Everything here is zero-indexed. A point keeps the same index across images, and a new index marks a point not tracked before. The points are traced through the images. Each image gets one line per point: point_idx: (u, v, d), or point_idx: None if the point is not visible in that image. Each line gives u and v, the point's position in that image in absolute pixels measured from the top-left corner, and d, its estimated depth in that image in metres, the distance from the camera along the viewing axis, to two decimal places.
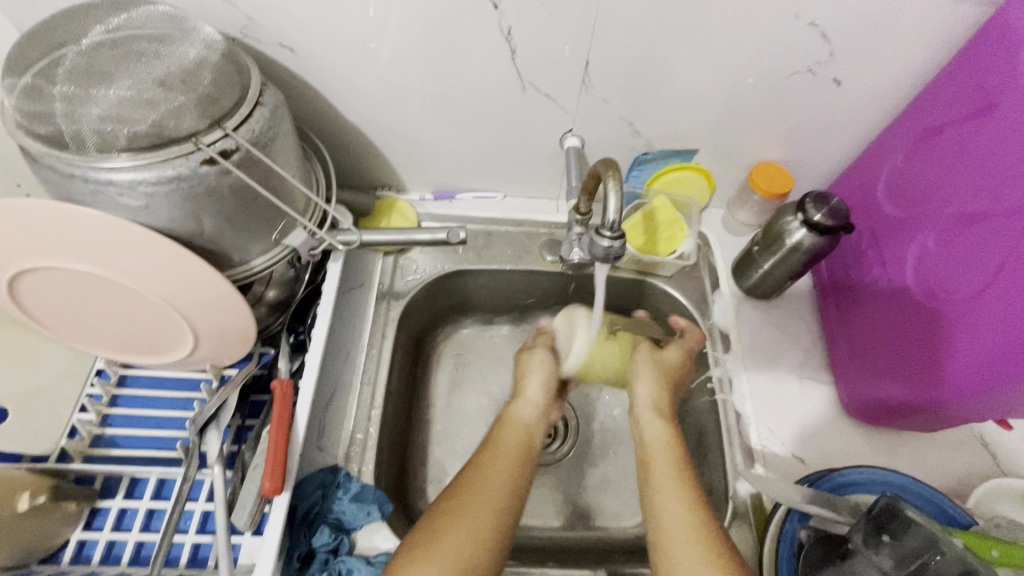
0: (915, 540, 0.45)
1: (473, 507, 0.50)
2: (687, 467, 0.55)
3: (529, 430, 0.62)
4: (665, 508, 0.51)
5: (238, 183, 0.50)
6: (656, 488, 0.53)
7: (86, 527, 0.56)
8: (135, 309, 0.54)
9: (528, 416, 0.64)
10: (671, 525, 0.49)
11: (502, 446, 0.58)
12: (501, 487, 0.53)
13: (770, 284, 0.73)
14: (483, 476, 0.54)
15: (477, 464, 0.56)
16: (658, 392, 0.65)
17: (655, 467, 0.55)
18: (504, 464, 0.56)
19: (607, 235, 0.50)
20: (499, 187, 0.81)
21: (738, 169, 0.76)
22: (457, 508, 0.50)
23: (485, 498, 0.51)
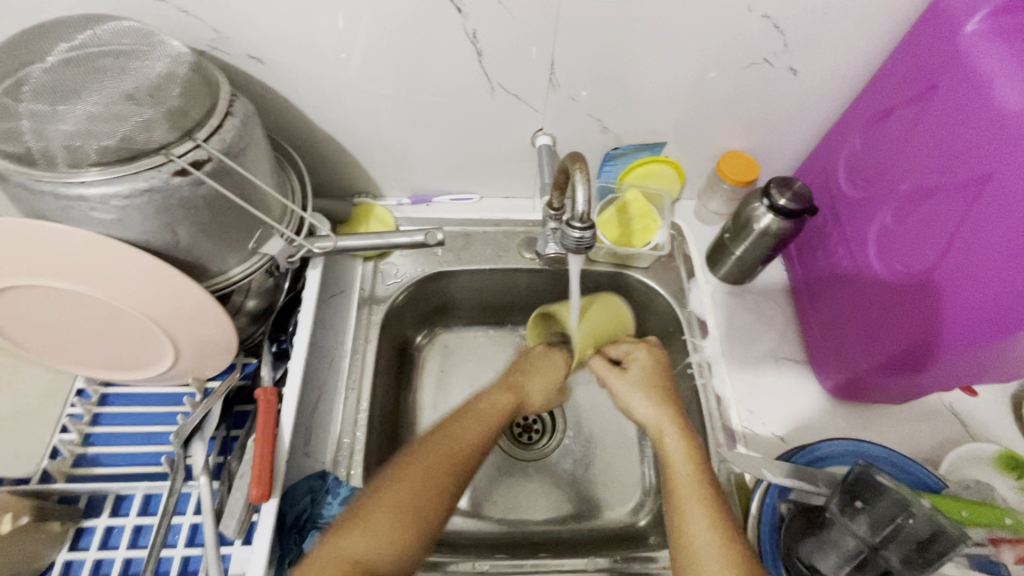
0: (887, 503, 0.47)
1: (415, 482, 0.52)
2: (711, 486, 0.53)
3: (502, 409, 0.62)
4: (689, 529, 0.50)
5: (212, 193, 0.50)
6: (682, 505, 0.52)
7: (72, 547, 0.55)
8: (113, 325, 0.54)
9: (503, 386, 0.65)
10: (695, 550, 0.48)
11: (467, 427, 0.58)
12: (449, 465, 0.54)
13: (742, 270, 0.76)
14: (428, 449, 0.55)
15: (426, 441, 0.56)
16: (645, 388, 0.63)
17: (677, 484, 0.54)
18: (453, 441, 0.56)
19: (577, 226, 0.51)
20: (475, 189, 0.82)
21: (706, 160, 0.78)
22: (397, 479, 0.52)
23: (423, 467, 0.53)
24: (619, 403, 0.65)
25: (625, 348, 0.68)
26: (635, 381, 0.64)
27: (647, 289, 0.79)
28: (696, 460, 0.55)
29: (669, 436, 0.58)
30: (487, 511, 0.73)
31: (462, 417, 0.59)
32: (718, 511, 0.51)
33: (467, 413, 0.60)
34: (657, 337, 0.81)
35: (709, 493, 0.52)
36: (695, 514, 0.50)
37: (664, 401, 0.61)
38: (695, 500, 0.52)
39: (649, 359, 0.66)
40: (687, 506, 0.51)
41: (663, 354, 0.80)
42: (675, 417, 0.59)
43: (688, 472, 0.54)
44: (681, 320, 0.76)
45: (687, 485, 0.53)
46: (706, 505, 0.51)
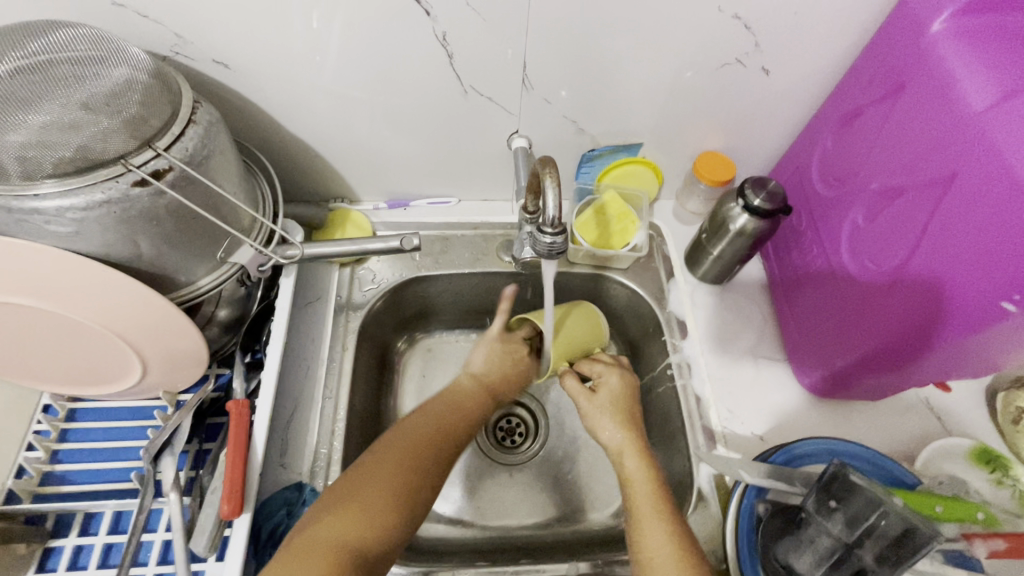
0: (860, 502, 0.47)
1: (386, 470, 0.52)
2: (669, 503, 0.54)
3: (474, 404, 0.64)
4: (646, 546, 0.51)
5: (174, 204, 0.49)
6: (640, 521, 0.52)
7: (40, 568, 0.54)
8: (77, 339, 0.53)
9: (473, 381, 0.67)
10: (653, 564, 0.49)
11: (433, 420, 0.60)
12: (426, 454, 0.55)
13: (721, 270, 0.75)
14: (411, 436, 0.56)
15: (396, 430, 0.58)
16: (614, 412, 0.63)
17: (636, 502, 0.54)
18: (423, 432, 0.57)
19: (549, 231, 0.51)
20: (452, 192, 0.82)
21: (683, 160, 0.78)
22: (386, 471, 0.52)
23: (402, 458, 0.54)
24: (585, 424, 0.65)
25: (599, 369, 0.67)
26: (605, 405, 0.64)
27: (627, 290, 0.79)
28: (654, 479, 0.56)
29: (629, 457, 0.59)
30: (470, 517, 0.73)
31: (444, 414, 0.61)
32: (676, 527, 0.51)
33: (430, 408, 0.62)
34: (638, 338, 0.81)
35: (667, 510, 0.53)
36: (654, 530, 0.51)
37: (626, 424, 0.62)
38: (653, 517, 0.52)
39: (620, 381, 0.66)
40: (643, 523, 0.52)
41: (643, 354, 0.80)
42: (635, 439, 0.60)
43: (647, 491, 0.55)
44: (660, 321, 0.76)
45: (644, 504, 0.54)
46: (665, 522, 0.52)
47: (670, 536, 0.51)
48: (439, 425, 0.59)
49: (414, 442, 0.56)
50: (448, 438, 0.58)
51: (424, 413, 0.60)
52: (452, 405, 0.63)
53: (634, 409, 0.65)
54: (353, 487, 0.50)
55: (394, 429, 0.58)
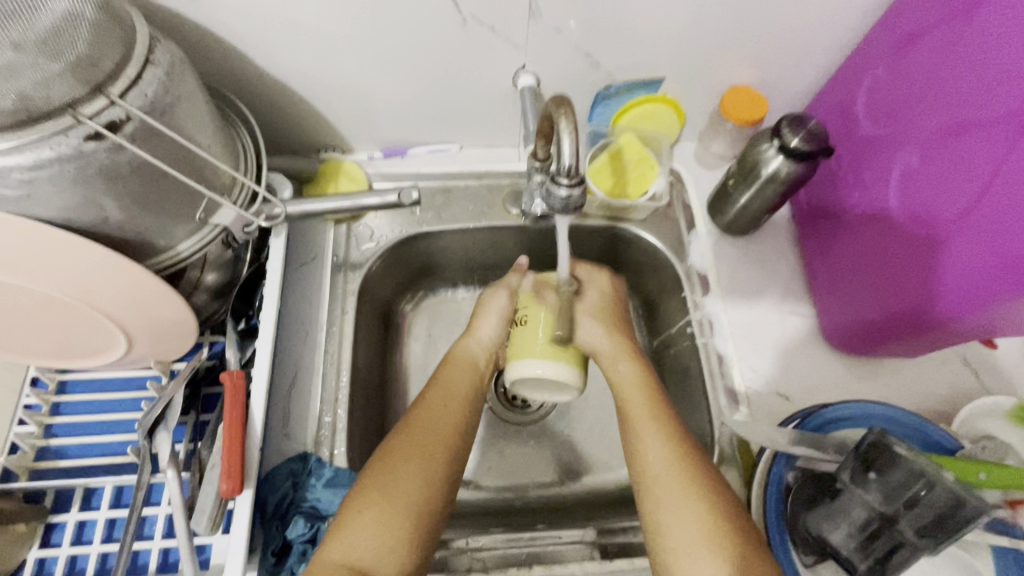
0: (901, 474, 0.44)
1: (400, 477, 0.49)
2: (662, 407, 0.55)
3: (477, 371, 0.59)
4: (644, 452, 0.51)
5: (137, 159, 0.43)
6: (639, 431, 0.53)
7: (44, 543, 0.53)
8: (50, 312, 0.49)
9: (475, 358, 0.60)
10: (652, 469, 0.50)
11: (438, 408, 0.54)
12: (434, 455, 0.51)
13: (747, 221, 0.69)
14: (426, 428, 0.53)
15: (410, 421, 0.53)
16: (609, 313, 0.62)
17: (631, 407, 0.55)
18: (438, 440, 0.52)
19: (563, 183, 0.45)
20: (453, 139, 0.75)
21: (708, 96, 0.70)
22: (401, 476, 0.49)
23: (418, 459, 0.50)
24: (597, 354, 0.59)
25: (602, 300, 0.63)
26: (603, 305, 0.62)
27: (644, 243, 0.74)
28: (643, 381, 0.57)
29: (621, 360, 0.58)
30: (482, 480, 0.71)
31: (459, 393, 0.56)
32: (671, 431, 0.52)
33: (434, 389, 0.56)
34: (654, 294, 0.76)
35: (662, 416, 0.54)
36: (653, 439, 0.52)
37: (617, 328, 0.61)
38: (649, 421, 0.53)
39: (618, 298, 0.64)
40: (641, 432, 0.53)
41: (661, 310, 0.75)
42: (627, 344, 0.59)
43: (639, 395, 0.55)
44: (680, 275, 0.71)
45: (639, 411, 0.54)
46: (661, 429, 0.52)
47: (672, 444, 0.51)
48: (449, 410, 0.55)
49: (431, 439, 0.52)
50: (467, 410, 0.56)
51: (438, 396, 0.55)
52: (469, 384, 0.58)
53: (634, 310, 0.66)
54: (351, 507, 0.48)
55: (404, 428, 0.53)
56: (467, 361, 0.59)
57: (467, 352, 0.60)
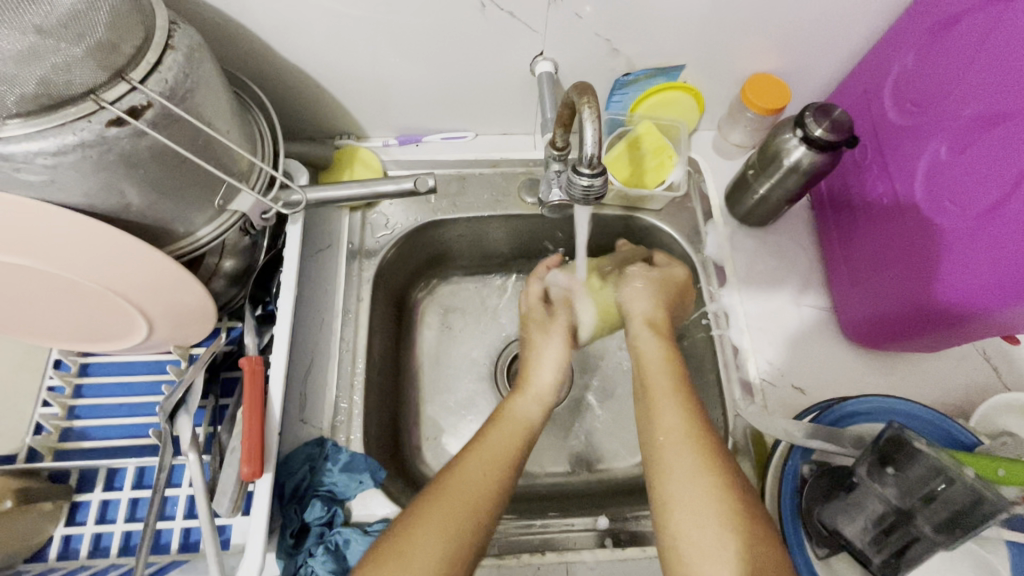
0: (920, 469, 0.44)
1: (422, 549, 0.43)
2: (684, 383, 0.54)
3: (528, 430, 0.56)
4: (660, 421, 0.51)
5: (158, 145, 0.43)
6: (659, 402, 0.52)
7: (70, 521, 0.54)
8: (72, 297, 0.49)
9: (528, 418, 0.57)
10: (664, 436, 0.49)
11: (478, 472, 0.49)
12: (468, 524, 0.46)
13: (764, 211, 0.68)
14: (455, 490, 0.47)
15: (439, 484, 0.48)
16: (655, 302, 0.64)
17: (650, 377, 0.55)
18: (466, 507, 0.47)
19: (585, 172, 0.45)
20: (468, 126, 0.74)
21: (729, 83, 0.69)
22: (423, 547, 0.44)
23: (443, 527, 0.45)
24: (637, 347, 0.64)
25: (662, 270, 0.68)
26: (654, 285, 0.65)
27: (660, 233, 0.73)
28: (668, 359, 0.57)
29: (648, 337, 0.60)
30: None
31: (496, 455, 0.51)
32: (691, 405, 0.52)
33: (474, 447, 0.52)
34: None
35: (684, 392, 0.53)
36: (670, 409, 0.51)
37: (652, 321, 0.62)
38: (670, 396, 0.52)
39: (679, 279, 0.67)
40: (660, 404, 0.52)
41: None
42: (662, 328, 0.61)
43: (662, 367, 0.56)
44: (696, 266, 0.70)
45: (659, 386, 0.54)
46: (681, 401, 0.52)
47: (687, 411, 0.51)
48: (486, 474, 0.49)
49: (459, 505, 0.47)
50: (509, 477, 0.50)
51: (475, 457, 0.51)
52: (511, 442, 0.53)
53: (676, 299, 0.66)
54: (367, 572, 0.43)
55: (432, 490, 0.48)
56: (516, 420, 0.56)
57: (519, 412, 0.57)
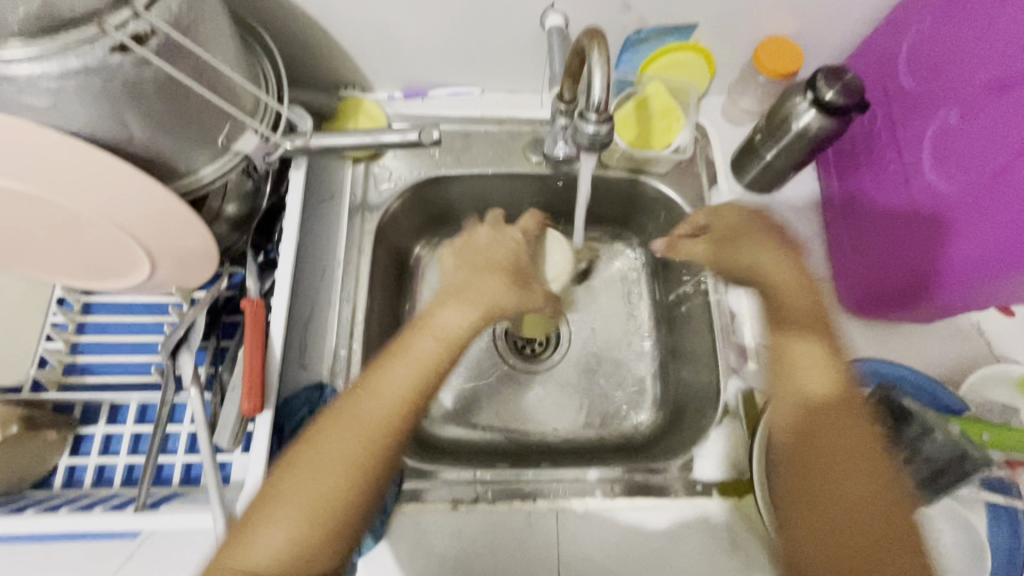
0: (913, 427, 0.49)
1: (306, 479, 0.42)
2: (815, 311, 0.55)
3: (444, 348, 0.48)
4: (795, 357, 0.53)
5: (162, 77, 0.43)
6: (794, 331, 0.55)
7: (74, 453, 0.55)
8: (76, 230, 0.50)
9: (448, 331, 0.48)
10: (796, 374, 0.52)
11: (326, 465, 0.42)
12: (357, 451, 0.43)
13: (769, 178, 0.68)
14: (350, 418, 0.44)
15: (336, 410, 0.45)
16: (769, 246, 0.60)
17: (787, 304, 0.57)
18: (360, 435, 0.43)
19: (592, 119, 0.45)
20: (475, 82, 0.73)
21: (742, 46, 0.68)
22: (307, 476, 0.42)
23: (332, 458, 0.42)
24: (730, 277, 0.65)
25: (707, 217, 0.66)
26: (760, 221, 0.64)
27: (664, 198, 0.73)
28: (803, 281, 0.58)
29: (775, 258, 0.60)
30: (490, 421, 0.73)
31: (407, 371, 0.46)
32: (825, 342, 0.53)
33: (381, 371, 0.46)
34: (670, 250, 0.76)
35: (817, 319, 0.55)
36: (804, 342, 0.54)
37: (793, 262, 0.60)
38: (803, 331, 0.54)
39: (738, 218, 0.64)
40: (800, 341, 0.54)
41: (676, 267, 0.75)
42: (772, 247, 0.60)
43: (802, 291, 0.57)
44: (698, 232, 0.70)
45: (812, 306, 0.56)
46: (808, 332, 0.54)
47: (836, 377, 0.51)
48: (386, 399, 0.45)
49: (353, 434, 0.43)
50: (374, 465, 0.43)
51: (376, 378, 0.46)
52: (424, 361, 0.47)
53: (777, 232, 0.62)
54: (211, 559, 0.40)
55: (329, 416, 0.45)
56: (438, 334, 0.48)
57: (440, 325, 0.49)
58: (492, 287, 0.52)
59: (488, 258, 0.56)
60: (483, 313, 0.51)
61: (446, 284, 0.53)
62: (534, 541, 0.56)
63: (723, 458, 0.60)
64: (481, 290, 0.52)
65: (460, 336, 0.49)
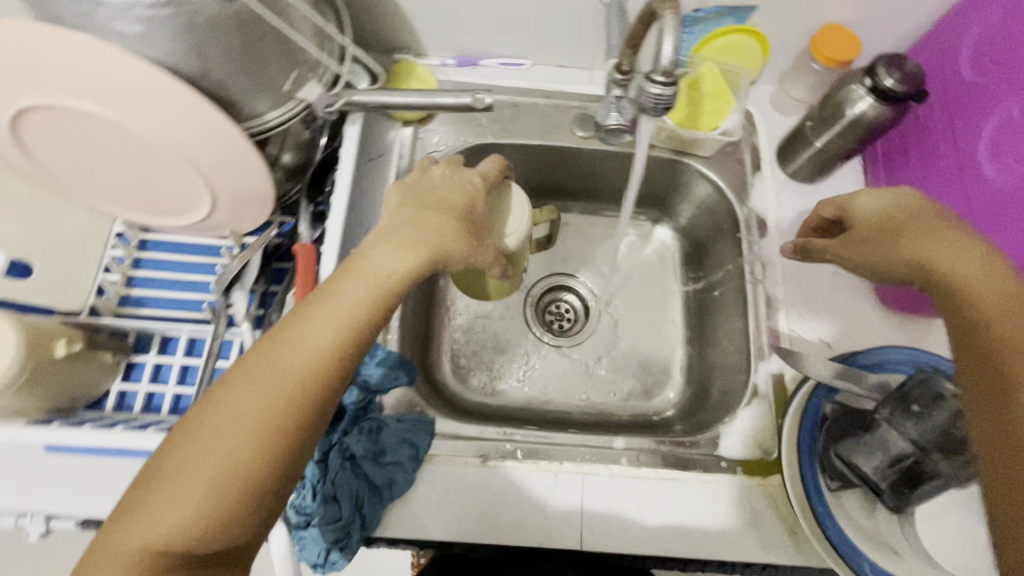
0: (945, 414, 0.45)
1: (213, 438, 0.37)
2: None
3: (378, 291, 0.43)
4: (990, 322, 0.42)
5: (242, 16, 0.45)
6: (1003, 313, 0.42)
7: (125, 379, 0.58)
8: (149, 162, 0.52)
9: (380, 273, 0.44)
10: (993, 343, 0.41)
11: (234, 421, 0.38)
12: (275, 406, 0.38)
13: (815, 167, 0.68)
14: (266, 368, 0.39)
15: (251, 361, 0.40)
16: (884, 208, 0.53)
17: (978, 288, 0.44)
18: (278, 387, 0.39)
19: (659, 81, 0.46)
20: (527, 54, 0.74)
21: (798, 33, 0.67)
22: (214, 434, 0.37)
23: (247, 413, 0.38)
24: (931, 280, 0.47)
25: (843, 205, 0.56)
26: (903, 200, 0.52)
27: (706, 181, 0.73)
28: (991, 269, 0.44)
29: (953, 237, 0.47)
30: (517, 388, 0.75)
31: (331, 319, 0.42)
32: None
33: (303, 319, 0.42)
34: (707, 235, 0.76)
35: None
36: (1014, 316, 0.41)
37: (986, 251, 0.45)
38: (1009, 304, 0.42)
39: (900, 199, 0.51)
40: (1002, 310, 0.42)
41: (711, 252, 0.76)
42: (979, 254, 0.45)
43: (985, 271, 0.44)
44: (739, 217, 0.70)
45: (1009, 302, 0.42)
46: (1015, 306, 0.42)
47: None
48: (308, 346, 0.40)
49: (270, 385, 0.39)
50: (291, 420, 0.39)
51: (297, 327, 0.41)
52: (355, 305, 0.42)
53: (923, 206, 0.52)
54: (98, 536, 0.36)
55: (244, 367, 0.40)
56: (372, 277, 0.44)
57: (371, 267, 0.44)
58: (437, 230, 0.48)
59: (438, 199, 0.51)
60: (417, 249, 0.46)
61: (383, 227, 0.48)
62: (556, 502, 0.57)
63: (749, 437, 0.60)
64: (421, 230, 0.47)
65: (395, 280, 0.44)
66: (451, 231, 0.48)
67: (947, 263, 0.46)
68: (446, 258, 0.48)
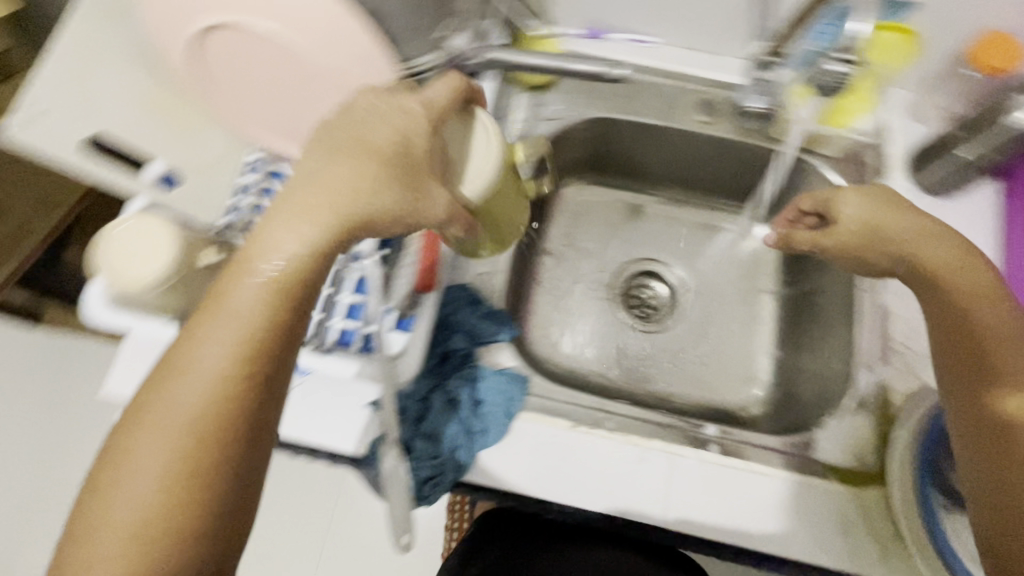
0: None
1: (160, 445, 0.37)
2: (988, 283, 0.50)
3: (300, 280, 0.40)
4: (980, 317, 0.49)
5: None
6: (981, 303, 0.50)
7: None
8: (312, 90, 0.53)
9: (308, 258, 0.39)
10: (979, 331, 0.49)
11: (164, 426, 0.37)
12: (200, 409, 0.37)
13: (952, 177, 0.65)
14: (189, 373, 0.38)
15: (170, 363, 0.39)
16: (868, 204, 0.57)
17: (957, 278, 0.51)
18: (187, 389, 0.37)
19: None
20: (657, 31, 0.73)
21: (955, 34, 0.64)
22: (162, 442, 0.37)
23: (181, 420, 0.37)
24: (910, 270, 0.54)
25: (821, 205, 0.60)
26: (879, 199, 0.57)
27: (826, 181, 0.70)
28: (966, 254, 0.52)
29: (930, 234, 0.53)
30: (599, 364, 0.75)
31: (225, 312, 0.39)
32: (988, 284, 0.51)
33: (206, 315, 0.39)
34: None
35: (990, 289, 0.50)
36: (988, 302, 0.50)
37: (961, 243, 0.52)
38: (977, 288, 0.50)
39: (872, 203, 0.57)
40: (982, 300, 0.50)
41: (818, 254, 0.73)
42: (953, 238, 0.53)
43: (959, 262, 0.52)
44: None
45: (981, 285, 0.50)
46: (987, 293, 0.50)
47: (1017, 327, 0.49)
48: (234, 347, 0.38)
49: (197, 389, 0.38)
50: (224, 424, 0.37)
51: (212, 325, 0.39)
52: (256, 300, 0.39)
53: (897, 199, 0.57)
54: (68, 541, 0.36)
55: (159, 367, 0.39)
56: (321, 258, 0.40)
57: (286, 248, 0.39)
58: (337, 185, 0.40)
59: (361, 138, 0.41)
60: (344, 219, 0.40)
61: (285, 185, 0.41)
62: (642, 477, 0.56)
63: (848, 445, 0.58)
64: (329, 191, 0.40)
65: (294, 273, 0.39)
66: (390, 187, 0.41)
67: (930, 257, 0.52)
68: (366, 222, 0.40)
